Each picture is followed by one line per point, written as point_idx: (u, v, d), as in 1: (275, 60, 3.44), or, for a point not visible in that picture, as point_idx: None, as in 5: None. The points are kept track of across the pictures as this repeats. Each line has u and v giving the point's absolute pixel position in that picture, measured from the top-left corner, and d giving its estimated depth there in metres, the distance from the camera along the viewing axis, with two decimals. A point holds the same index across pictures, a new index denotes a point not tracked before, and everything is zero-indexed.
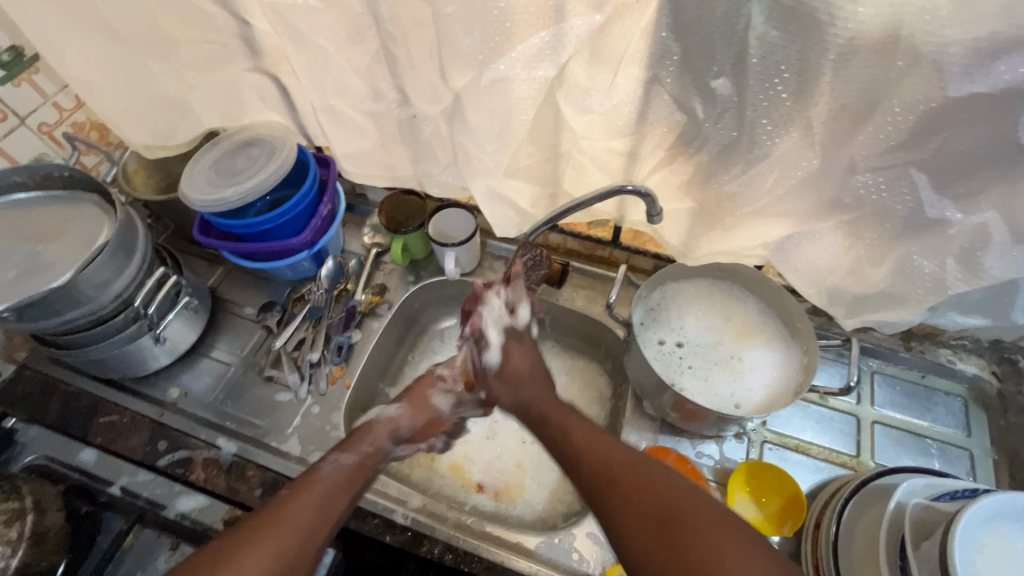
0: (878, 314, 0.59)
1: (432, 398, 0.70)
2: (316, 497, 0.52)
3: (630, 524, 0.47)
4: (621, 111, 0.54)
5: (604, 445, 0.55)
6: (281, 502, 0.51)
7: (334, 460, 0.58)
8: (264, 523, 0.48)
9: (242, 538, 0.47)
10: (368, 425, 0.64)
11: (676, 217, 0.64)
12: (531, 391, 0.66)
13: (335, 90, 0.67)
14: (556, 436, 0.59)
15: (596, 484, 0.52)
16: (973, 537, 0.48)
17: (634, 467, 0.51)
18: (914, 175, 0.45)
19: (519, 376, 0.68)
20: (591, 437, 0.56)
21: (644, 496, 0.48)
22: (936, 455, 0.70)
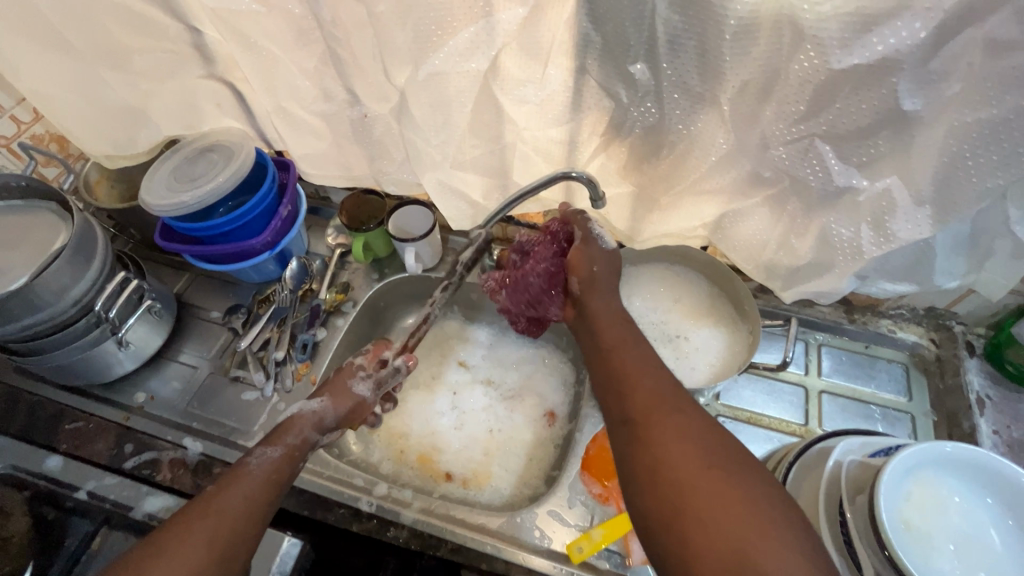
0: (809, 285, 0.62)
1: (350, 386, 0.69)
2: (242, 495, 0.54)
3: (659, 459, 0.46)
4: (555, 101, 0.57)
5: (658, 380, 0.53)
6: (206, 504, 0.53)
7: (262, 454, 0.59)
8: (188, 523, 0.51)
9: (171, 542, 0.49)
10: (290, 418, 0.64)
11: (620, 201, 0.67)
12: (601, 302, 0.63)
13: (287, 92, 0.69)
14: (615, 358, 0.57)
15: (641, 414, 0.50)
16: (899, 486, 0.51)
17: (685, 410, 0.50)
18: (819, 147, 0.48)
19: (599, 286, 0.65)
20: (645, 370, 0.54)
21: (674, 442, 0.47)
22: (879, 420, 0.73)
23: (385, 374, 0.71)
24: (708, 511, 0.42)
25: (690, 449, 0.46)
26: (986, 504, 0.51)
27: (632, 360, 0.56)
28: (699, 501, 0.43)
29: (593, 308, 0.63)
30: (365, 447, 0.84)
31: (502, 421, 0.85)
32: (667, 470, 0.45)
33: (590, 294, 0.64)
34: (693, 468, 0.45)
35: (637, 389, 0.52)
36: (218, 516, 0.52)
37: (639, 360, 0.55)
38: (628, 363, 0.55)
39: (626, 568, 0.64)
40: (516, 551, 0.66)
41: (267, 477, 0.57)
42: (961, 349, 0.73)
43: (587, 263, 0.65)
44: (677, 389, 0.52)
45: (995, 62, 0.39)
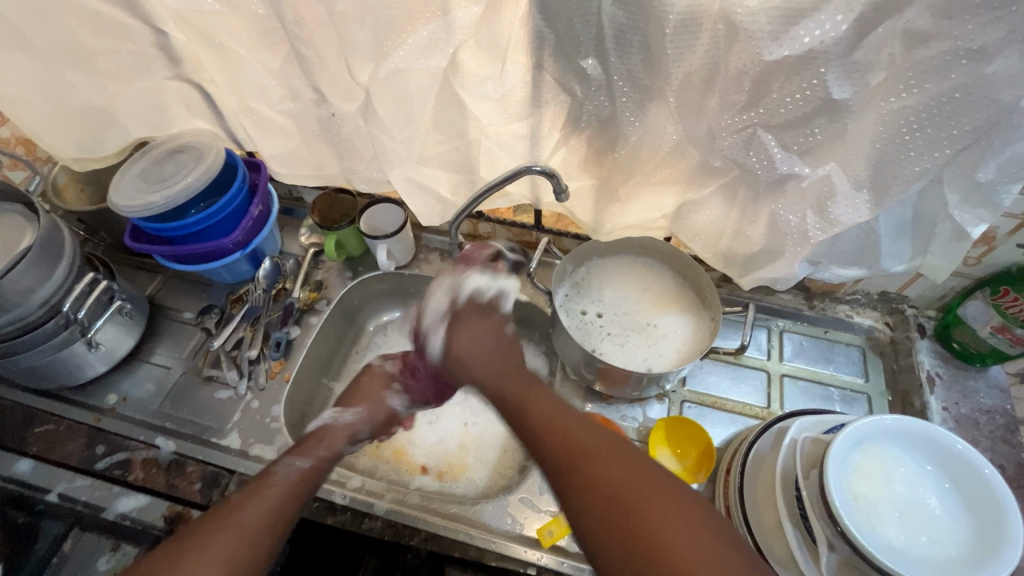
0: (762, 273, 0.65)
1: (385, 398, 0.76)
2: (267, 504, 0.54)
3: (582, 504, 0.48)
4: (514, 96, 0.59)
5: (569, 420, 0.55)
6: (234, 508, 0.52)
7: (288, 464, 0.59)
8: (217, 527, 0.50)
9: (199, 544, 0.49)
10: (323, 429, 0.68)
11: (582, 194, 0.69)
12: (488, 374, 0.66)
13: (254, 92, 0.70)
14: (526, 410, 0.58)
15: (565, 455, 0.52)
16: (847, 459, 0.53)
17: (588, 447, 0.51)
18: (762, 136, 0.51)
19: (480, 344, 0.69)
20: (557, 415, 0.56)
21: (596, 476, 0.48)
22: (837, 401, 0.76)
23: (416, 397, 0.78)
24: (631, 543, 0.44)
25: (614, 477, 0.48)
26: (927, 471, 0.54)
27: (542, 408, 0.57)
28: (620, 536, 0.44)
29: (465, 360, 0.68)
30: None
31: (476, 414, 0.87)
32: (589, 515, 0.47)
33: (455, 347, 0.70)
34: (607, 505, 0.46)
35: (560, 426, 0.55)
36: (240, 524, 0.51)
37: (547, 408, 0.57)
38: (541, 409, 0.57)
39: None
40: (488, 538, 0.67)
41: (291, 489, 0.57)
42: (912, 331, 0.77)
43: (462, 325, 0.71)
44: (584, 424, 0.54)
45: (915, 51, 0.42)
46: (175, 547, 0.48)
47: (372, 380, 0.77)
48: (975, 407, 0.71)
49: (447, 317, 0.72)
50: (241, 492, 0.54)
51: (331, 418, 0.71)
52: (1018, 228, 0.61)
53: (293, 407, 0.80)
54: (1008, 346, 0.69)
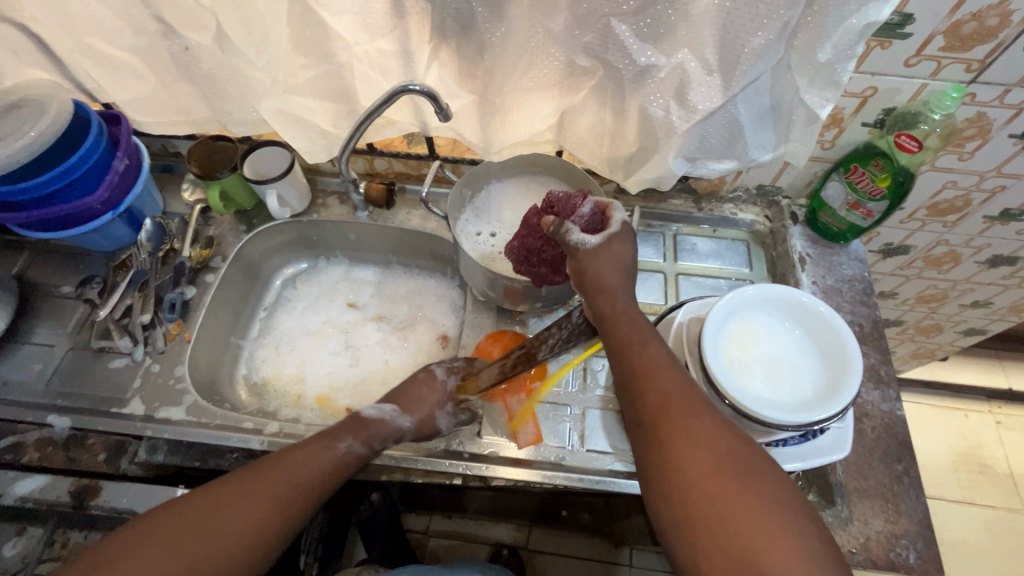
0: (643, 172, 0.67)
1: (435, 416, 0.70)
2: (297, 476, 0.57)
3: (676, 454, 0.48)
4: (373, 8, 0.57)
5: (672, 379, 0.53)
6: (275, 470, 0.56)
7: (348, 446, 0.62)
8: (254, 482, 0.54)
9: (234, 503, 0.52)
10: (377, 422, 0.66)
11: (465, 112, 0.68)
12: (633, 345, 0.56)
13: (89, 27, 0.63)
14: (628, 345, 0.56)
15: (659, 419, 0.50)
16: (722, 326, 0.59)
17: (698, 411, 0.50)
18: (617, 26, 0.52)
19: (614, 262, 0.59)
20: (667, 370, 0.53)
21: (705, 457, 0.47)
22: (725, 290, 0.82)
23: (465, 418, 0.72)
24: (716, 512, 0.44)
25: (732, 473, 0.46)
26: (787, 328, 0.60)
27: (652, 356, 0.55)
28: (701, 498, 0.45)
29: (600, 276, 0.58)
30: (259, 398, 0.84)
31: (396, 351, 0.87)
32: (680, 473, 0.47)
33: (593, 265, 0.58)
34: (711, 469, 0.46)
35: (671, 398, 0.51)
36: (281, 481, 0.55)
37: (655, 357, 0.55)
38: (647, 364, 0.54)
39: (515, 451, 0.70)
40: (411, 458, 0.69)
41: (334, 467, 0.60)
42: (787, 219, 0.83)
43: (606, 248, 0.58)
44: (693, 391, 0.52)
45: None
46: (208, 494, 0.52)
47: (433, 393, 0.71)
48: (839, 278, 0.80)
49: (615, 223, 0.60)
50: (298, 454, 0.58)
51: (388, 416, 0.68)
52: (860, 106, 0.67)
53: (200, 368, 0.78)
54: (861, 219, 0.76)
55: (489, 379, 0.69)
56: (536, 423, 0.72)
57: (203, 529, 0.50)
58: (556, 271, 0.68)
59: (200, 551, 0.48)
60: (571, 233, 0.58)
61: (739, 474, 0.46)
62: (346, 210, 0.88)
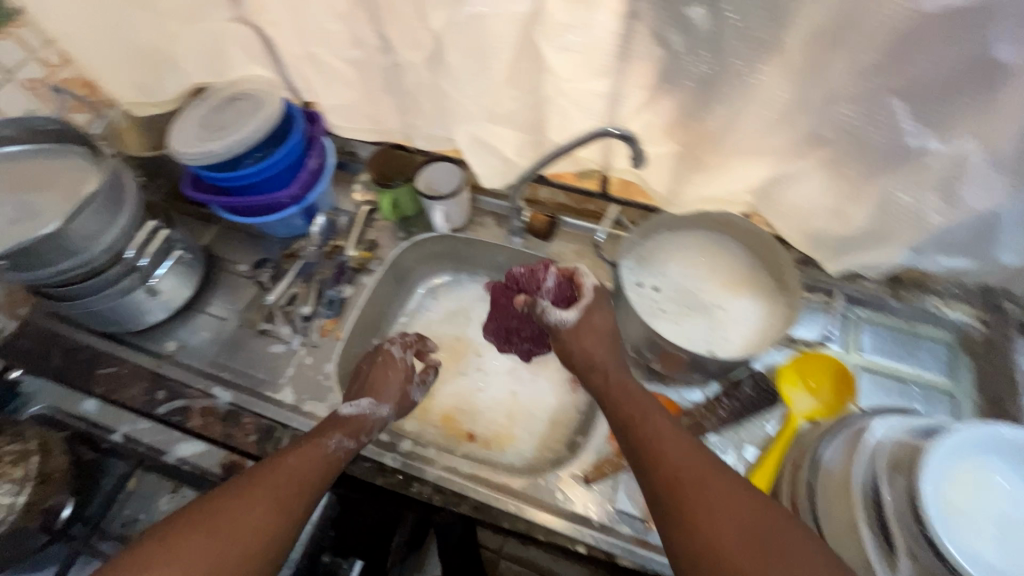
0: (861, 257, 0.60)
1: (407, 391, 0.70)
2: (297, 474, 0.56)
3: (698, 529, 0.49)
4: (600, 49, 0.54)
5: (679, 446, 0.55)
6: (267, 477, 0.54)
7: (338, 443, 0.61)
8: (250, 489, 0.53)
9: (225, 519, 0.51)
10: (362, 417, 0.65)
11: (660, 162, 0.63)
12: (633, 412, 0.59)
13: (318, 38, 0.66)
14: (633, 420, 0.58)
15: (674, 490, 0.51)
16: (945, 466, 0.49)
17: (707, 474, 0.52)
18: (892, 103, 0.45)
19: (595, 335, 0.65)
20: (671, 439, 0.55)
21: (728, 525, 0.48)
22: (918, 400, 0.70)
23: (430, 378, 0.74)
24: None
25: (756, 539, 0.47)
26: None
27: (656, 429, 0.56)
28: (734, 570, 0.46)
29: (587, 352, 0.64)
30: None
31: (526, 384, 0.84)
32: (705, 546, 0.48)
33: (573, 342, 0.65)
34: (732, 534, 0.47)
35: (682, 465, 0.53)
36: (285, 476, 0.55)
37: (657, 428, 0.57)
38: (650, 433, 0.57)
39: (647, 532, 0.64)
40: (538, 512, 0.65)
41: (331, 465, 0.59)
42: (1013, 331, 0.70)
43: (585, 321, 0.65)
44: (695, 454, 0.54)
45: None
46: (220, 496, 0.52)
47: (394, 375, 0.70)
48: None
49: (590, 290, 0.66)
50: (290, 458, 0.57)
51: (368, 409, 0.66)
52: None
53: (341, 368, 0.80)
54: None
55: None
56: None
57: (205, 536, 0.49)
58: (539, 343, 0.75)
59: (210, 557, 0.48)
60: (552, 313, 0.64)
61: (756, 531, 0.48)
62: (501, 232, 0.87)
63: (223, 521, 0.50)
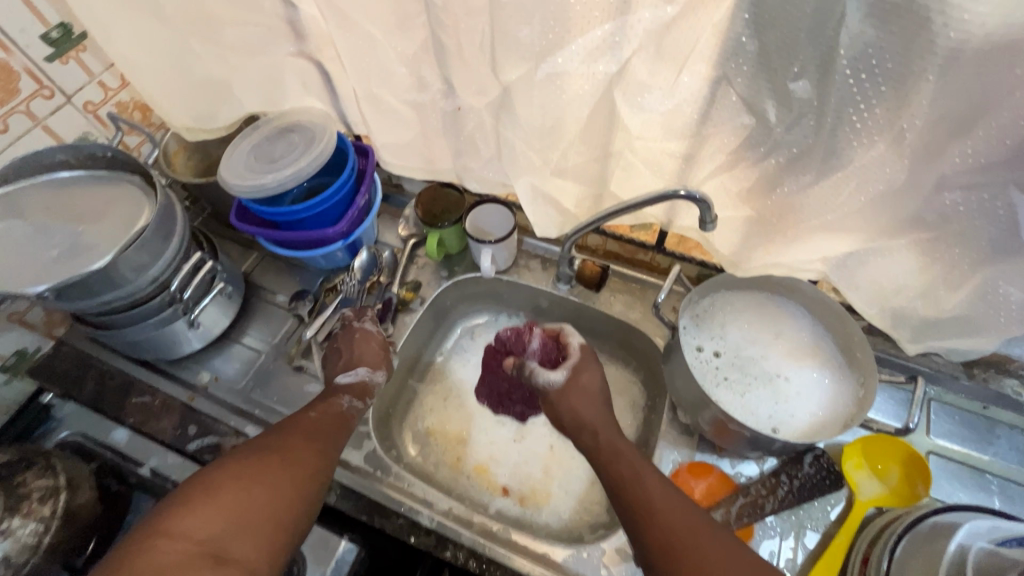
0: (948, 342, 0.56)
1: (385, 352, 0.75)
2: (317, 430, 0.62)
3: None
4: (682, 111, 0.51)
5: (673, 500, 0.54)
6: (295, 427, 0.61)
7: (349, 403, 0.68)
8: (281, 440, 0.59)
9: (276, 453, 0.57)
10: (360, 381, 0.70)
11: (730, 225, 0.60)
12: (623, 464, 0.58)
13: (380, 78, 0.64)
14: (623, 479, 0.57)
15: (667, 541, 0.50)
16: None
17: (697, 523, 0.51)
18: (1013, 195, 0.41)
19: (584, 395, 0.65)
20: (660, 490, 0.55)
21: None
22: (996, 493, 0.64)
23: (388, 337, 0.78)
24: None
25: None
26: None
27: (645, 488, 0.55)
28: None
29: (577, 414, 0.64)
30: (421, 450, 0.81)
31: (564, 438, 0.80)
32: None
33: (567, 403, 0.65)
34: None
35: (677, 517, 0.52)
36: (308, 434, 0.61)
37: (651, 481, 0.56)
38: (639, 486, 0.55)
39: None
40: None
41: (342, 422, 0.65)
42: None
43: (572, 381, 0.66)
44: (681, 503, 0.53)
45: None
46: (252, 449, 0.57)
47: (370, 341, 0.74)
48: None
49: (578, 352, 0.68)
50: (312, 415, 0.64)
51: (365, 377, 0.71)
52: None
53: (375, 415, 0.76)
54: None
55: None
56: None
57: (246, 480, 0.53)
58: (531, 405, 0.80)
59: (254, 495, 0.52)
60: (538, 375, 0.67)
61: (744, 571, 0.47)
62: (546, 277, 0.84)
63: (261, 464, 0.55)
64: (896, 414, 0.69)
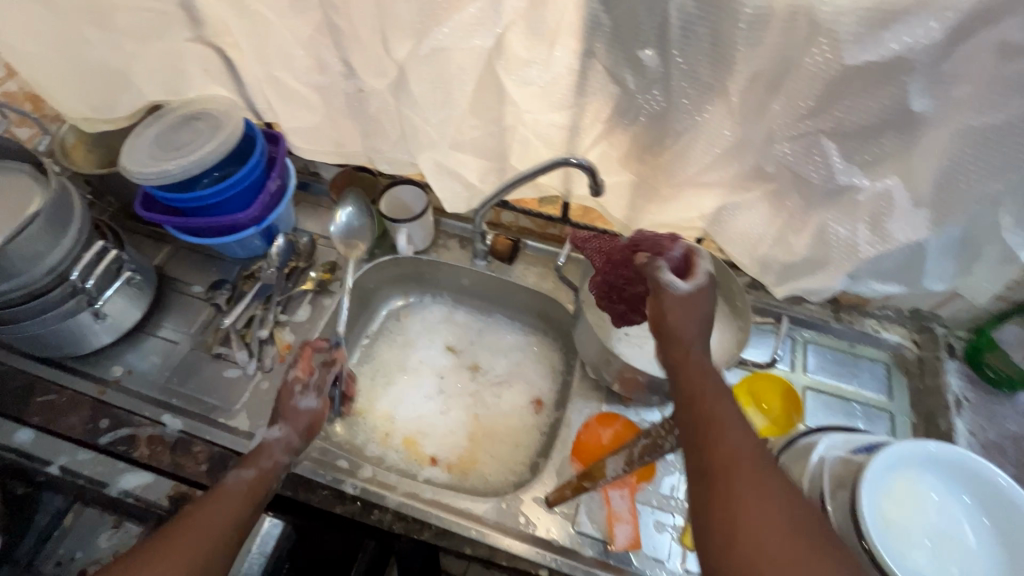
0: (804, 282, 0.62)
1: (292, 398, 0.65)
2: (215, 519, 0.50)
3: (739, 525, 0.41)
4: (559, 84, 0.56)
5: (742, 437, 0.45)
6: (171, 534, 0.48)
7: (237, 475, 0.55)
8: (157, 549, 0.46)
9: (167, 539, 0.47)
10: (260, 447, 0.60)
11: (618, 191, 0.66)
12: (691, 363, 0.50)
13: (280, 61, 0.66)
14: (688, 368, 0.50)
15: (711, 428, 0.45)
16: (880, 483, 0.51)
17: (766, 476, 0.43)
18: (824, 143, 0.48)
19: (689, 307, 0.52)
20: (728, 417, 0.46)
21: (764, 507, 0.41)
22: (860, 417, 0.74)
23: (309, 381, 0.67)
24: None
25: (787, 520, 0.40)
26: (963, 501, 0.52)
27: (715, 397, 0.48)
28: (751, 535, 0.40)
29: (675, 327, 0.52)
30: (349, 428, 0.82)
31: (488, 406, 0.84)
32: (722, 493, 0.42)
33: (670, 312, 0.52)
34: (753, 486, 0.42)
35: (731, 426, 0.46)
36: (200, 524, 0.49)
37: (724, 410, 0.47)
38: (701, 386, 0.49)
39: (608, 554, 0.64)
40: (500, 538, 0.66)
41: (243, 499, 0.53)
42: (942, 350, 0.75)
43: (695, 297, 0.53)
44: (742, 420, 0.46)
45: (1005, 65, 0.39)
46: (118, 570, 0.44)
47: (286, 397, 0.65)
48: (1001, 433, 0.70)
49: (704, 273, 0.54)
50: (213, 496, 0.52)
51: (277, 433, 0.62)
52: None
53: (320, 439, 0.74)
54: None
55: (616, 474, 0.64)
56: (635, 526, 0.66)
57: None
58: (636, 312, 0.63)
59: None
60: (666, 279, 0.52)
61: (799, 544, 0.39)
62: (465, 255, 0.88)
63: None
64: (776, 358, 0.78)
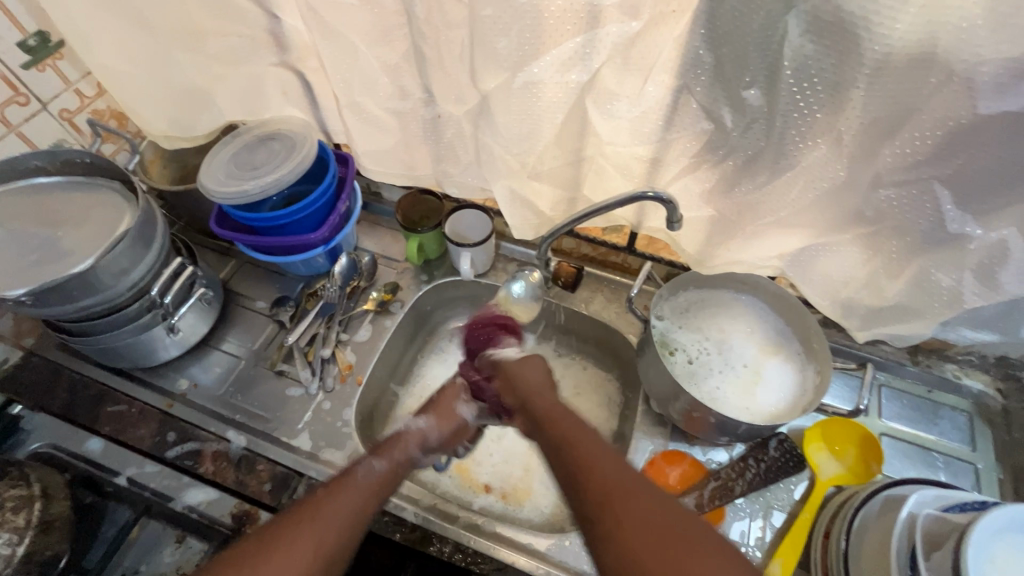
0: (891, 328, 0.60)
1: (455, 407, 0.67)
2: (346, 508, 0.50)
3: None
4: (648, 118, 0.55)
5: (604, 453, 0.48)
6: (300, 516, 0.48)
7: (368, 465, 0.55)
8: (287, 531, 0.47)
9: (288, 523, 0.47)
10: (398, 433, 0.61)
11: (693, 225, 0.63)
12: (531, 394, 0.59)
13: (363, 87, 0.67)
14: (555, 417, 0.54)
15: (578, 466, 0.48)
16: (984, 548, 0.48)
17: (627, 477, 0.46)
18: (937, 190, 0.47)
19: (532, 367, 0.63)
20: (638, 504, 0.43)
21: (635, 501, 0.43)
22: (942, 468, 0.70)
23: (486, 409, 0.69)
24: None
25: (658, 504, 0.43)
26: None
27: (573, 430, 0.52)
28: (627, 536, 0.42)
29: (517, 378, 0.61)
30: None
31: None
32: (597, 504, 0.44)
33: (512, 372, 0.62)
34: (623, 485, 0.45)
35: (584, 442, 0.50)
36: (327, 520, 0.49)
37: (639, 503, 0.43)
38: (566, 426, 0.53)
39: None
40: None
41: (370, 489, 0.53)
42: None
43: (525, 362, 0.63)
44: (594, 437, 0.51)
45: None
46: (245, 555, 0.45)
47: (450, 393, 0.68)
48: None
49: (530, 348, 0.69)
50: (345, 483, 0.52)
51: (416, 425, 0.63)
52: None
53: (408, 480, 0.74)
54: None
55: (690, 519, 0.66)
56: None
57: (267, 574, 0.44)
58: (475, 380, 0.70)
59: None
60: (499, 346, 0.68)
61: None
62: None
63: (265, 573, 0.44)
64: (849, 399, 0.76)
